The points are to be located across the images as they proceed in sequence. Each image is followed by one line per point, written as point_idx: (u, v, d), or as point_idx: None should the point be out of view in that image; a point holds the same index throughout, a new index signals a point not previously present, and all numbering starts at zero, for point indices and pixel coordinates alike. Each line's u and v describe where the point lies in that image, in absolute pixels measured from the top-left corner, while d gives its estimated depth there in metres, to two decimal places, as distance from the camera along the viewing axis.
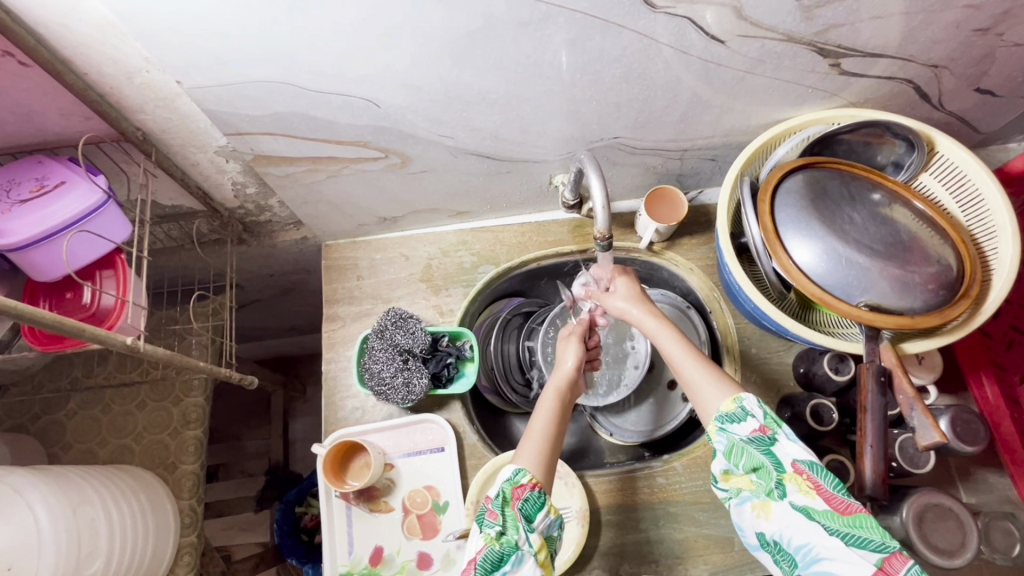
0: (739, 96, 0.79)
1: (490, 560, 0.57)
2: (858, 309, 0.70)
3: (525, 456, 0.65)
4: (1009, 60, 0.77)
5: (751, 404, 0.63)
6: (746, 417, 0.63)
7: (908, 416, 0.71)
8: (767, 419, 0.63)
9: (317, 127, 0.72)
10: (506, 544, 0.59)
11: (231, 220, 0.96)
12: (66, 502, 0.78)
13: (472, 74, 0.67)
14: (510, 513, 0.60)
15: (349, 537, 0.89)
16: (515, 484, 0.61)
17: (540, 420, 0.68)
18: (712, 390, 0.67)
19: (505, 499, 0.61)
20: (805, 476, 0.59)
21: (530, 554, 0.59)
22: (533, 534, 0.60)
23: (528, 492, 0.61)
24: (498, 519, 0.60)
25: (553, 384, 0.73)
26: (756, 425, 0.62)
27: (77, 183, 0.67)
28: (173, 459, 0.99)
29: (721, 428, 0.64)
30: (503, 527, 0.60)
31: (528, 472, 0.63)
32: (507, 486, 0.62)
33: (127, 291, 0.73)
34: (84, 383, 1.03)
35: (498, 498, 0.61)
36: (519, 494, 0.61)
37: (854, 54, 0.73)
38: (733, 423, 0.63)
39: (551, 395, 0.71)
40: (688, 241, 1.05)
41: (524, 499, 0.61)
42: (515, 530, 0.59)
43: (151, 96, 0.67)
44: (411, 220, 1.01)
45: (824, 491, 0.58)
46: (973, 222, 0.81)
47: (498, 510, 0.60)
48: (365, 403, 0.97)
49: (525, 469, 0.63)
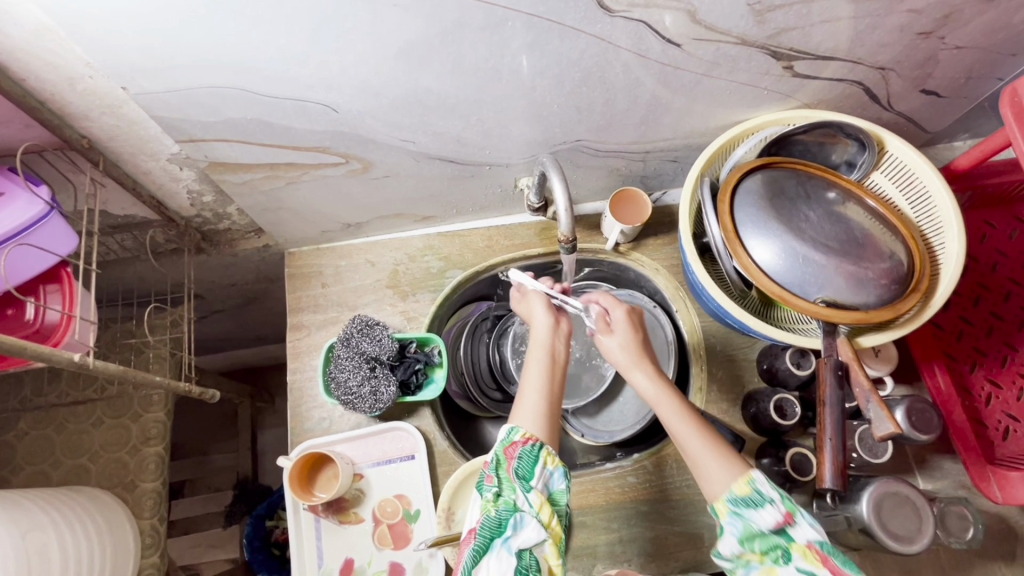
0: (696, 99, 0.81)
1: (489, 526, 0.58)
2: (816, 305, 0.72)
3: (523, 416, 0.67)
4: (951, 63, 0.80)
5: (765, 487, 0.61)
6: (764, 503, 0.60)
7: (864, 408, 0.72)
8: (786, 503, 0.60)
9: (274, 132, 0.70)
10: (503, 508, 0.60)
11: (189, 229, 0.93)
12: (14, 530, 0.74)
13: (431, 77, 0.66)
14: (505, 475, 0.62)
15: (318, 551, 0.87)
16: (508, 444, 0.64)
17: (533, 374, 0.70)
18: (720, 468, 0.64)
19: (500, 462, 0.64)
20: (814, 549, 0.58)
21: (531, 515, 0.59)
22: (531, 493, 0.61)
23: (521, 449, 0.63)
24: (494, 482, 0.63)
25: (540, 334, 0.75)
26: (775, 512, 0.60)
27: (18, 195, 0.65)
28: (132, 477, 0.96)
29: (735, 511, 0.61)
30: (499, 488, 0.62)
31: (521, 430, 0.65)
32: (501, 447, 0.64)
33: (74, 305, 0.70)
34: (34, 402, 0.98)
35: (494, 462, 0.64)
36: (512, 453, 0.63)
37: (806, 57, 0.75)
38: (749, 508, 0.61)
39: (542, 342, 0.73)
40: (654, 242, 1.05)
41: (517, 457, 0.63)
42: (511, 491, 0.61)
43: (96, 102, 0.64)
44: (376, 226, 1.00)
45: (830, 564, 0.56)
46: (921, 219, 0.83)
47: (494, 474, 0.63)
48: (333, 413, 0.95)
49: (519, 427, 0.66)
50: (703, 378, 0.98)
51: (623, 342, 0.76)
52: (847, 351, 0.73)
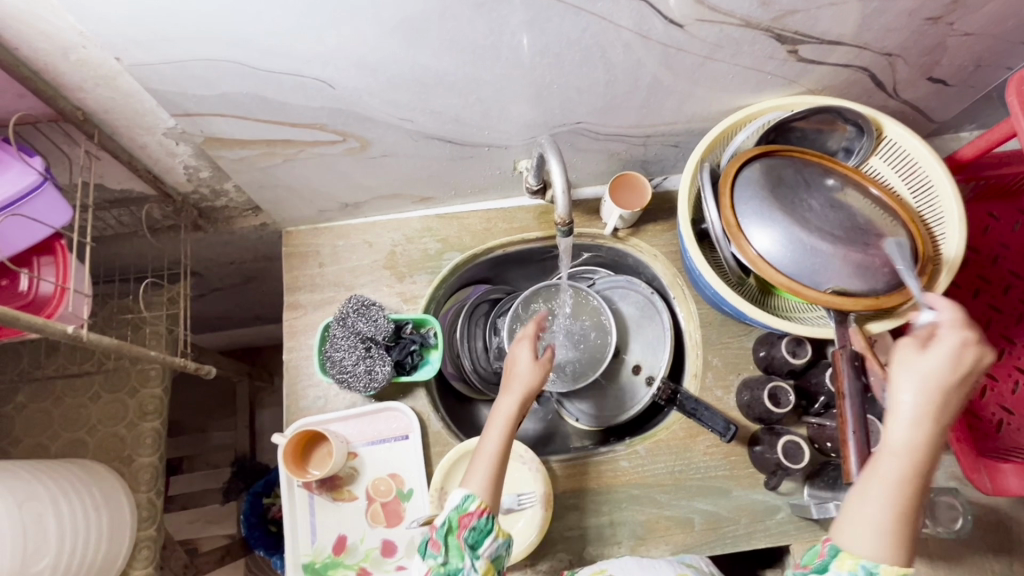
0: (698, 82, 0.80)
1: None
2: (825, 295, 0.72)
3: (476, 479, 0.68)
4: (960, 50, 0.79)
5: None
6: None
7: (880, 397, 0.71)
8: None
9: (270, 108, 0.70)
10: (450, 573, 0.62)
11: (186, 205, 0.93)
12: (10, 500, 0.76)
13: (429, 54, 0.65)
14: (454, 543, 0.64)
15: (311, 526, 0.88)
16: (462, 512, 0.65)
17: (494, 436, 0.70)
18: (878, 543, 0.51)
19: (451, 528, 0.65)
20: None
21: None
22: (478, 561, 0.63)
23: (476, 519, 0.65)
24: (440, 549, 0.63)
25: (514, 389, 0.75)
26: None
27: (11, 164, 0.64)
28: (129, 451, 0.97)
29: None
30: (445, 556, 0.63)
31: (476, 499, 0.66)
32: (455, 514, 0.65)
33: (68, 278, 0.70)
34: (33, 375, 0.99)
35: (444, 527, 0.64)
36: (465, 522, 0.65)
37: (811, 41, 0.73)
38: None
39: (512, 399, 0.73)
40: (654, 228, 1.04)
41: (470, 527, 0.64)
42: (458, 559, 0.63)
43: (90, 73, 0.64)
44: (374, 206, 0.99)
45: None
46: (922, 206, 0.83)
47: (441, 541, 0.64)
48: (328, 392, 0.95)
49: (474, 495, 0.67)
50: (698, 364, 0.98)
51: (933, 375, 0.52)
52: (860, 341, 0.72)
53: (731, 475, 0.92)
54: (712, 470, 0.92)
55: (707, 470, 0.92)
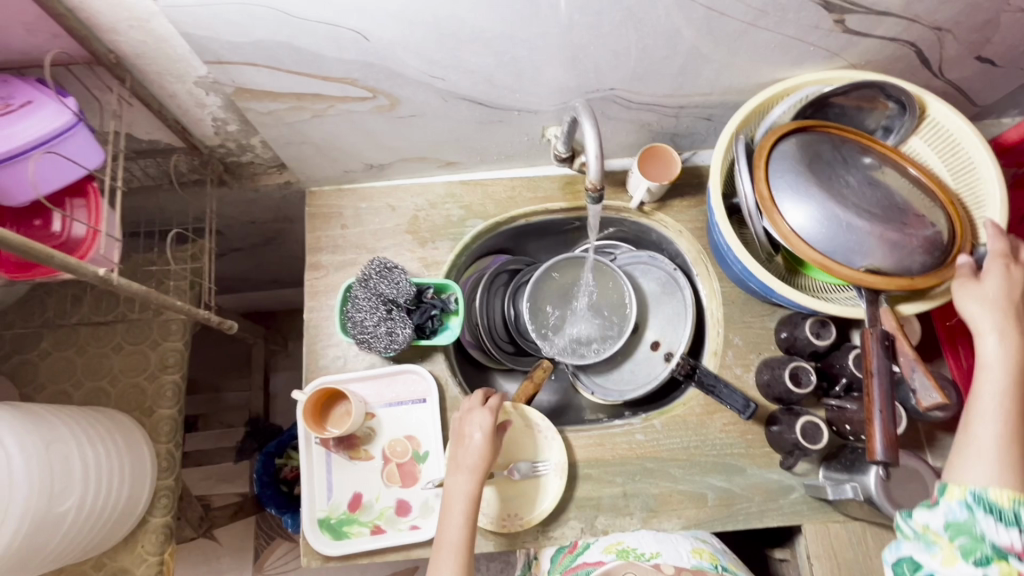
0: (738, 52, 0.77)
1: None
2: (859, 273, 0.71)
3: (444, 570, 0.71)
4: (1013, 27, 0.76)
5: None
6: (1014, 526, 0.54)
7: (909, 378, 0.71)
8: None
9: (303, 60, 0.69)
10: None
11: (212, 159, 0.93)
12: (39, 440, 0.77)
13: (466, 7, 0.64)
14: None
15: (328, 483, 0.90)
16: None
17: (454, 525, 0.74)
18: (986, 462, 0.58)
19: None
20: None
21: None
22: None
23: None
24: None
25: (468, 465, 0.78)
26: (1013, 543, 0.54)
27: (45, 104, 0.64)
28: (150, 402, 0.98)
29: (970, 501, 0.57)
30: None
31: None
32: None
33: (100, 221, 0.70)
34: (59, 323, 1.00)
35: None
36: None
37: (859, 11, 0.71)
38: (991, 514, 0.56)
39: (466, 479, 0.77)
40: (680, 203, 1.02)
41: None
42: None
43: (124, 14, 0.63)
44: (399, 168, 0.99)
45: None
46: (961, 188, 0.81)
47: None
48: (347, 352, 0.95)
49: None
50: (720, 341, 0.97)
51: (994, 299, 0.67)
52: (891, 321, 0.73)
53: (747, 454, 0.92)
54: (728, 447, 0.92)
55: (723, 447, 0.92)
